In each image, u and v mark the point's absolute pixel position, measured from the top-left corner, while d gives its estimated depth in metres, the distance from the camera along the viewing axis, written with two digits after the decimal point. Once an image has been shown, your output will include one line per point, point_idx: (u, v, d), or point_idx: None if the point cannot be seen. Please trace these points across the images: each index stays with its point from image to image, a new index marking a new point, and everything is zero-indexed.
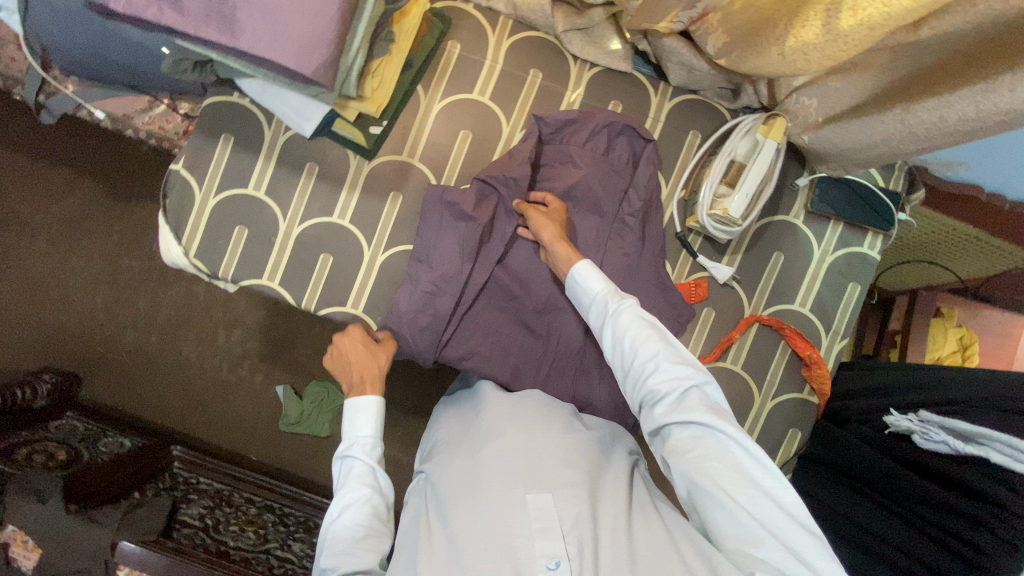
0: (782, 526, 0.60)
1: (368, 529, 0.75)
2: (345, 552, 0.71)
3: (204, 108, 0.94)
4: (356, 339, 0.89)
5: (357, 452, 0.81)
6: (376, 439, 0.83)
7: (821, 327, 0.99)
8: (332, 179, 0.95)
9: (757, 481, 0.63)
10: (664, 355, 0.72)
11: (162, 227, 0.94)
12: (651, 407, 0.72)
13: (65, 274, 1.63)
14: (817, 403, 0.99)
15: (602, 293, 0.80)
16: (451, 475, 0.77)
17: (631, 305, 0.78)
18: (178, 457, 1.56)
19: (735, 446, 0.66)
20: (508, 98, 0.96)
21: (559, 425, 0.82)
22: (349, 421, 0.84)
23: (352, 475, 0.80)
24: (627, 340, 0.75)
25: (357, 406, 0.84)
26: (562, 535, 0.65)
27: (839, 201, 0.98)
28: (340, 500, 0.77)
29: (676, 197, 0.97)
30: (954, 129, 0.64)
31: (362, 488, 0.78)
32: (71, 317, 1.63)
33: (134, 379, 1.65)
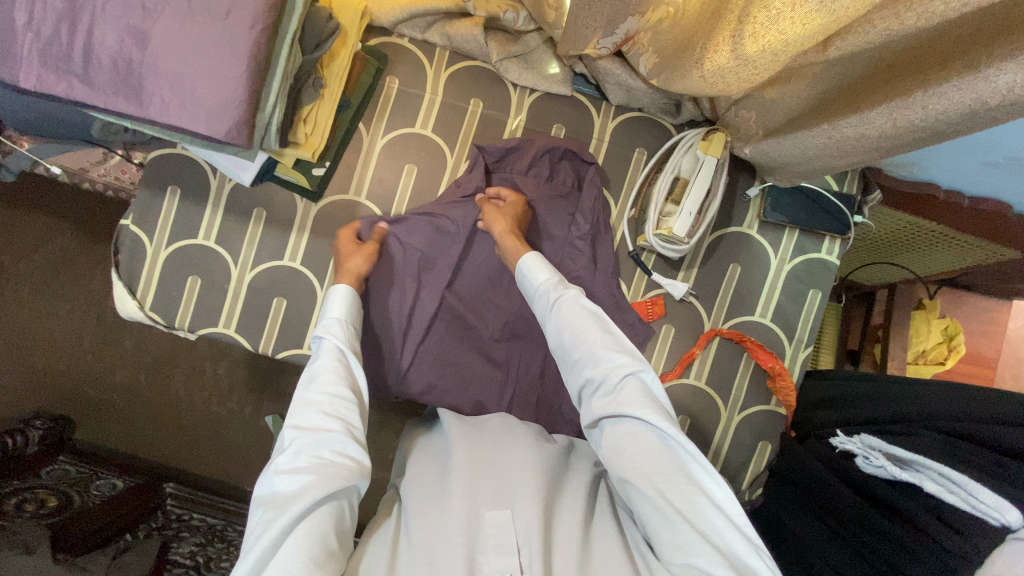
0: (714, 524, 0.57)
1: (336, 396, 0.71)
2: (312, 416, 0.68)
3: (149, 161, 0.95)
4: (348, 241, 0.91)
5: (327, 332, 0.79)
6: (346, 322, 0.81)
7: (783, 337, 0.97)
8: (280, 222, 0.95)
9: (690, 479, 0.61)
10: (601, 343, 0.71)
11: (115, 282, 0.95)
12: (590, 398, 0.71)
13: (47, 321, 1.65)
14: (784, 414, 0.97)
15: (547, 283, 0.80)
16: (412, 496, 0.75)
17: (573, 294, 0.78)
18: (171, 493, 1.52)
19: (671, 439, 0.63)
20: (450, 129, 0.95)
21: (520, 440, 0.81)
22: (324, 309, 0.83)
23: (322, 352, 0.77)
24: (567, 329, 0.74)
25: (333, 294, 0.84)
26: (516, 549, 0.64)
27: (793, 209, 0.96)
28: (307, 375, 0.74)
29: (626, 216, 0.95)
30: (878, 143, 0.63)
31: (330, 360, 0.75)
32: (58, 362, 1.65)
33: (124, 418, 1.67)
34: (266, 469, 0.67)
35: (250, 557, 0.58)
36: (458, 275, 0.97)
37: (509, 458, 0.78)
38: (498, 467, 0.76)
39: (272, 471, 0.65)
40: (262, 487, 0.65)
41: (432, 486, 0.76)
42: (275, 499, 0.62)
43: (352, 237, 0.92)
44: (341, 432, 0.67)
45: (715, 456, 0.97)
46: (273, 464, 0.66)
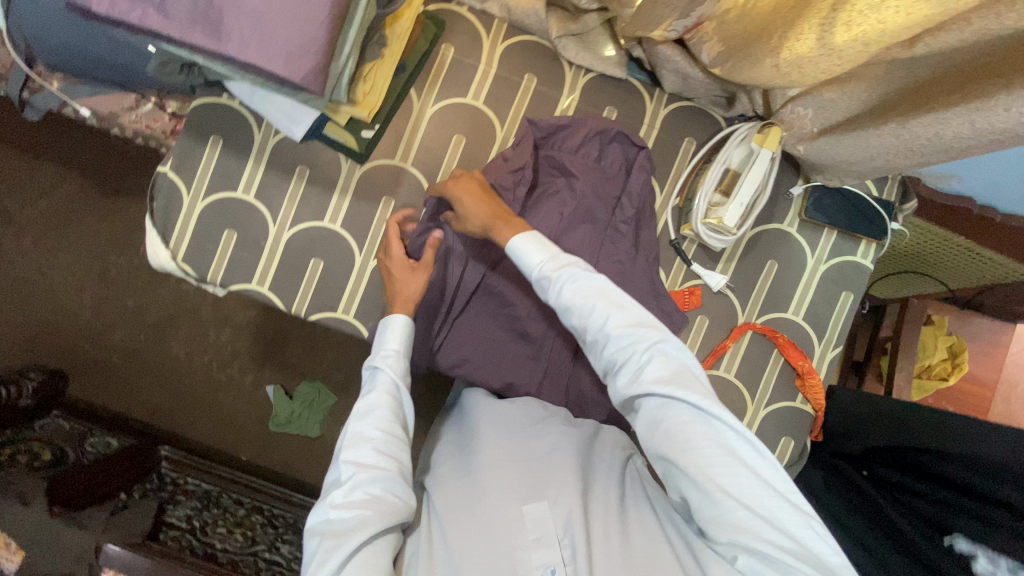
0: (759, 497, 0.58)
1: (390, 434, 0.71)
2: (367, 453, 0.68)
3: (193, 109, 0.93)
4: (396, 262, 0.88)
5: (383, 364, 0.78)
6: (403, 356, 0.81)
7: (814, 336, 0.99)
8: (323, 182, 0.94)
9: (727, 448, 0.60)
10: (614, 323, 0.68)
11: (149, 230, 0.93)
12: (614, 376, 0.69)
13: (52, 273, 1.60)
14: (810, 411, 0.99)
15: (541, 258, 0.74)
16: (440, 490, 0.73)
17: (572, 271, 0.72)
18: (166, 458, 1.49)
19: (702, 411, 0.62)
20: (501, 102, 0.95)
21: (540, 428, 0.79)
22: (378, 337, 0.83)
23: (374, 384, 0.77)
24: (575, 309, 0.70)
25: (389, 323, 0.83)
26: (557, 540, 0.64)
27: (832, 210, 0.97)
28: (362, 404, 0.74)
29: (670, 204, 0.96)
30: (949, 144, 0.64)
31: (385, 395, 0.75)
32: (59, 315, 1.60)
33: (121, 376, 1.60)
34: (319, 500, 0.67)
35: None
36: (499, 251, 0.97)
37: (537, 445, 0.76)
38: (529, 454, 0.74)
39: (325, 501, 0.65)
40: (317, 519, 0.65)
41: (462, 468, 0.75)
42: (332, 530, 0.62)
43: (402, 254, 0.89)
44: (395, 473, 0.67)
45: None
46: (328, 496, 0.66)
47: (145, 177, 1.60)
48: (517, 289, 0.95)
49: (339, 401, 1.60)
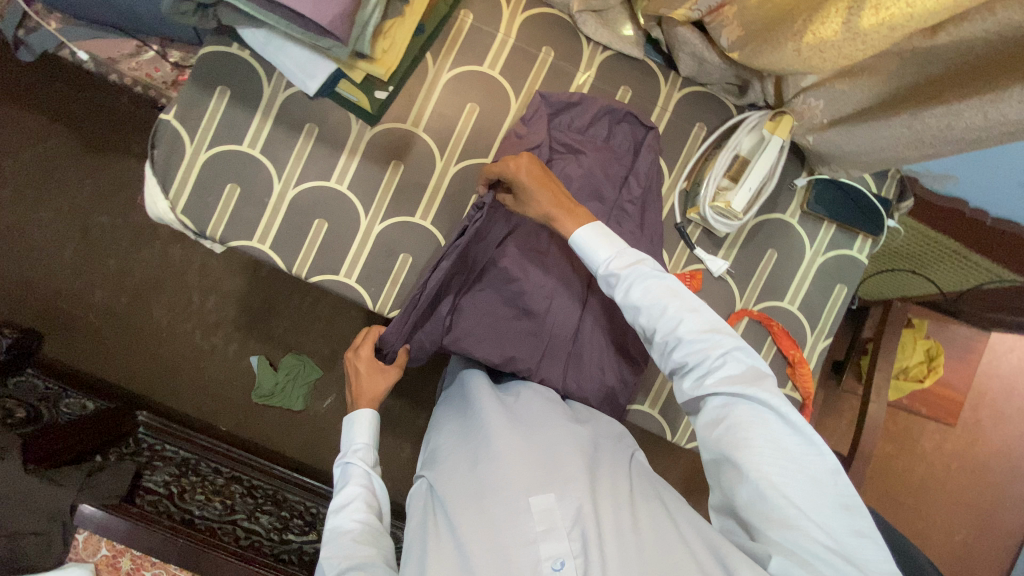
0: (810, 499, 0.57)
1: (366, 524, 0.73)
2: (345, 545, 0.69)
3: (201, 57, 0.91)
4: (363, 366, 0.90)
5: (354, 457, 0.81)
6: (372, 447, 0.83)
7: (807, 326, 1.01)
8: (331, 142, 0.92)
9: (790, 451, 0.59)
10: (687, 325, 0.67)
11: (149, 179, 0.91)
12: (680, 375, 0.68)
13: (32, 224, 1.53)
14: (799, 400, 1.01)
15: (611, 255, 0.73)
16: (446, 479, 0.71)
17: (646, 270, 0.71)
18: (143, 423, 1.47)
19: (768, 414, 0.61)
20: (517, 74, 0.94)
21: (547, 421, 0.76)
22: (344, 431, 0.85)
23: (347, 479, 0.79)
24: (645, 308, 0.69)
25: (355, 417, 0.86)
26: (566, 532, 0.61)
27: (833, 204, 0.99)
28: (337, 503, 0.76)
29: (677, 188, 0.98)
30: (960, 137, 0.66)
31: (359, 487, 0.77)
32: (37, 271, 1.53)
33: (99, 338, 1.55)
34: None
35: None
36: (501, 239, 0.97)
37: (546, 435, 0.73)
38: (537, 444, 0.71)
39: None
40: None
41: (473, 454, 0.72)
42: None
43: (371, 355, 0.90)
44: (376, 557, 0.68)
45: None
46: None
47: (136, 131, 1.55)
48: (519, 269, 0.94)
49: (325, 374, 1.57)
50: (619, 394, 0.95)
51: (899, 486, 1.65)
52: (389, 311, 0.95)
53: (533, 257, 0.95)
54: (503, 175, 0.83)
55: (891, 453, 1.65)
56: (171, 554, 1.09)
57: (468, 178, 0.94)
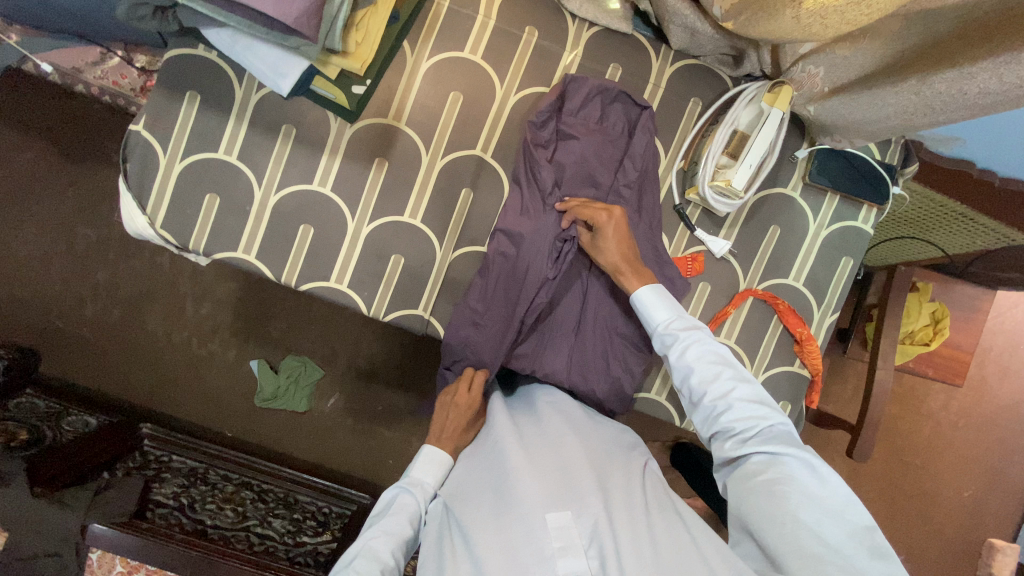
0: (846, 546, 0.57)
1: None
2: None
3: (166, 62, 0.86)
4: (462, 415, 0.82)
5: (413, 493, 0.74)
6: (434, 489, 0.76)
7: (813, 302, 0.99)
8: (311, 142, 0.88)
9: (828, 505, 0.60)
10: (739, 393, 0.70)
11: (123, 194, 0.87)
12: (725, 440, 0.69)
13: (15, 243, 1.49)
14: (807, 376, 1.00)
15: (668, 320, 0.77)
16: (461, 499, 0.70)
17: (701, 337, 0.74)
18: (147, 435, 1.42)
19: (810, 474, 0.63)
20: (501, 57, 0.89)
21: (559, 432, 0.74)
22: (419, 458, 0.78)
23: (397, 506, 0.73)
24: (699, 370, 0.72)
25: (431, 454, 0.77)
26: (583, 549, 0.60)
27: (836, 173, 0.96)
28: (385, 525, 0.71)
29: (675, 167, 0.94)
30: (972, 101, 0.62)
31: (410, 526, 0.71)
32: (26, 290, 1.50)
33: (95, 354, 1.53)
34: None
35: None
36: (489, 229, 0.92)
37: (559, 448, 0.71)
38: (550, 458, 0.69)
39: None
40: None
41: (485, 473, 0.70)
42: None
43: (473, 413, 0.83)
44: None
45: None
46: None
47: (112, 139, 1.50)
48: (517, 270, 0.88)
49: (327, 374, 1.56)
50: (627, 382, 0.92)
51: (908, 447, 1.65)
52: (384, 314, 0.92)
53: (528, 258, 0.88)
54: (593, 222, 0.84)
55: (899, 415, 1.64)
56: (185, 567, 1.09)
57: (456, 171, 0.90)
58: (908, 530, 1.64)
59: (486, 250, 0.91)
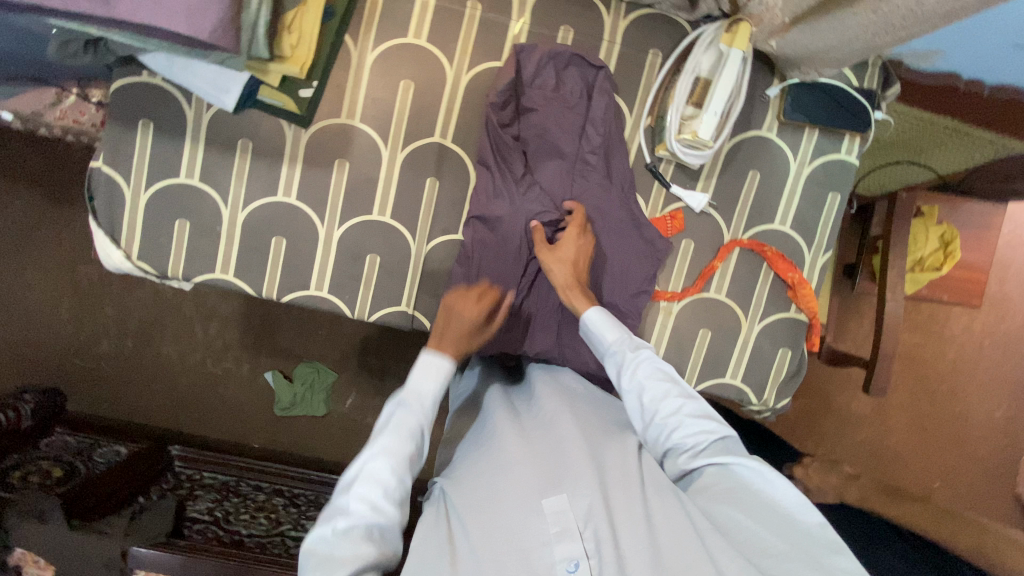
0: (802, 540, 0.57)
1: (370, 510, 0.60)
2: (338, 535, 0.58)
3: (114, 94, 0.85)
4: (468, 319, 0.78)
5: (409, 404, 0.70)
6: (434, 399, 0.72)
7: (803, 244, 0.96)
8: (269, 154, 0.87)
9: (779, 506, 0.60)
10: (687, 408, 0.69)
11: (96, 232, 0.88)
12: (676, 459, 0.68)
13: (21, 290, 1.53)
14: (805, 320, 0.97)
15: (617, 339, 0.76)
16: (456, 484, 0.67)
17: (648, 354, 0.74)
18: (177, 456, 1.48)
19: (762, 480, 0.62)
20: (447, 37, 0.86)
21: (554, 414, 0.73)
22: (415, 370, 0.73)
23: (394, 423, 0.68)
24: (647, 388, 0.71)
25: (430, 361, 0.74)
26: (578, 533, 0.59)
27: (814, 106, 0.91)
28: (382, 438, 0.66)
29: (642, 125, 0.91)
30: (932, 12, 0.58)
31: (413, 442, 0.67)
32: (40, 332, 1.54)
33: (116, 385, 1.57)
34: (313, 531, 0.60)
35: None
36: (463, 217, 0.90)
37: (554, 433, 0.71)
38: (545, 444, 0.69)
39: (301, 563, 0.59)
40: (310, 545, 0.59)
41: (475, 465, 0.69)
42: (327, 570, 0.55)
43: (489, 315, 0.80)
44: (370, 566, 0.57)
45: (736, 366, 0.97)
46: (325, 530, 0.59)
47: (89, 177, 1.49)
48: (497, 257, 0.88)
49: (338, 376, 1.58)
50: None
51: (932, 374, 1.61)
52: (369, 315, 0.92)
53: (505, 244, 0.88)
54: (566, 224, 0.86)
55: (919, 343, 1.60)
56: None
57: (418, 162, 0.89)
58: (940, 458, 1.62)
59: (461, 237, 0.90)
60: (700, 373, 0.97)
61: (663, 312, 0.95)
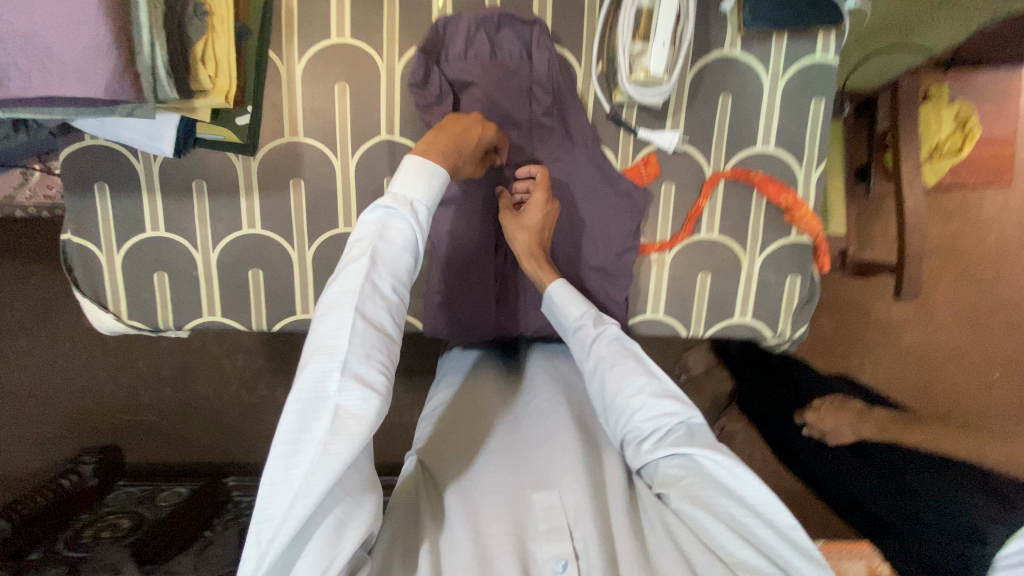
0: (772, 546, 0.56)
1: (371, 332, 0.54)
2: (347, 355, 0.52)
3: (64, 163, 0.85)
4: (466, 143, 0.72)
5: (402, 209, 0.60)
6: (430, 207, 0.62)
7: (793, 161, 0.89)
8: (224, 189, 0.86)
9: (743, 499, 0.59)
10: (649, 388, 0.67)
11: (83, 301, 0.89)
12: (637, 443, 0.66)
13: (43, 361, 1.44)
14: (811, 242, 0.91)
15: (581, 316, 0.75)
16: (445, 471, 0.68)
17: (612, 332, 0.73)
18: (234, 487, 1.41)
19: (727, 470, 0.60)
20: (371, 28, 0.82)
21: (554, 408, 0.73)
22: (402, 170, 0.62)
23: (386, 229, 0.59)
24: (611, 370, 0.69)
25: (416, 163, 0.62)
26: (568, 532, 0.58)
27: (775, 8, 0.82)
28: (379, 253, 0.57)
29: (594, 73, 0.85)
30: None
31: (407, 253, 0.58)
32: (64, 396, 1.44)
33: (159, 431, 1.47)
34: (307, 367, 0.52)
35: (297, 483, 0.49)
36: None
37: (550, 430, 0.70)
38: (537, 444, 0.69)
39: (299, 387, 0.52)
40: (308, 371, 0.52)
41: (461, 458, 0.70)
42: (338, 418, 0.51)
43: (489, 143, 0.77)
44: (386, 391, 0.53)
45: (744, 304, 0.92)
46: (324, 364, 0.52)
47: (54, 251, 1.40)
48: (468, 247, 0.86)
49: None
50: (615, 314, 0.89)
51: (973, 264, 1.50)
52: None
53: (473, 230, 0.86)
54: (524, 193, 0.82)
55: (953, 234, 1.49)
56: None
57: (373, 163, 0.86)
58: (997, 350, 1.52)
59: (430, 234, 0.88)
60: (707, 318, 0.93)
61: (655, 264, 0.91)
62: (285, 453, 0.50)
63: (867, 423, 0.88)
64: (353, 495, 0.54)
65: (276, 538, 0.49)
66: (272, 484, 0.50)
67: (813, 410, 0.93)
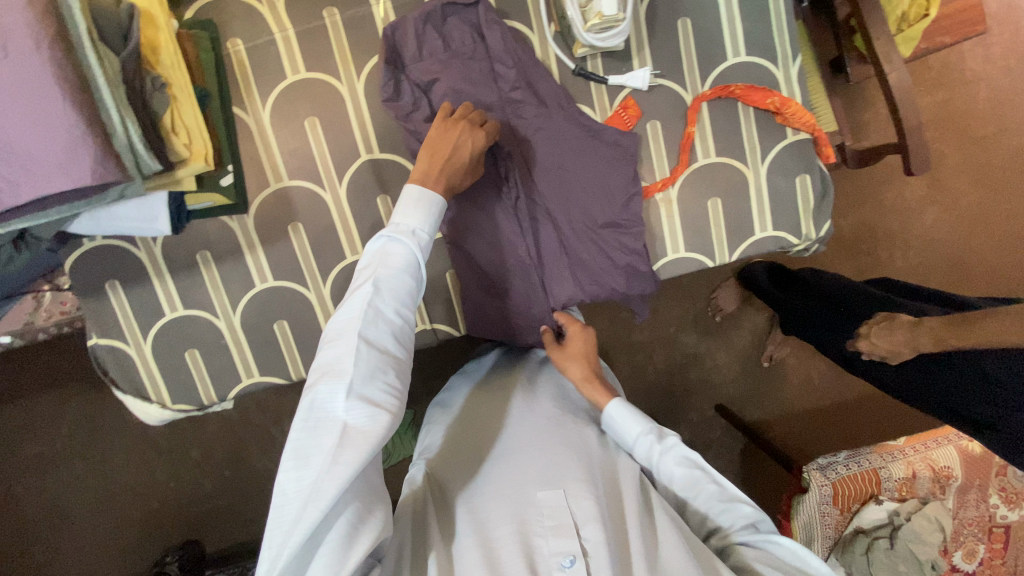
0: None
1: (379, 356, 0.55)
2: (352, 379, 0.53)
3: (71, 272, 0.86)
4: (456, 161, 0.69)
5: (400, 235, 0.61)
6: (430, 234, 0.63)
7: (769, 64, 0.87)
8: (228, 251, 0.87)
9: None
10: (722, 497, 0.65)
11: (127, 399, 0.90)
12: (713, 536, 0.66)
13: (97, 481, 1.42)
14: (810, 137, 0.89)
15: (642, 435, 0.70)
16: (454, 481, 0.68)
17: (676, 445, 0.69)
18: None
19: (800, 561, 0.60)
20: (322, 57, 0.82)
21: (558, 416, 0.74)
22: (401, 200, 0.63)
23: (387, 256, 0.60)
24: (679, 481, 0.67)
25: (414, 193, 0.63)
26: (574, 530, 0.58)
27: None
28: (381, 281, 0.58)
29: (549, 35, 0.85)
30: None
31: (408, 277, 0.59)
32: (128, 506, 1.43)
33: (229, 514, 1.45)
34: (316, 386, 0.53)
35: (306, 491, 0.49)
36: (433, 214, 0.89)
37: (567, 436, 0.70)
38: (551, 440, 0.69)
39: (309, 406, 0.53)
40: (316, 392, 0.53)
41: (468, 466, 0.69)
42: (346, 435, 0.51)
43: (485, 145, 0.72)
44: (396, 415, 0.53)
45: (761, 216, 0.91)
46: (332, 386, 0.53)
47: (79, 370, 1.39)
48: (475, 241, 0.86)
49: None
50: (639, 261, 0.87)
51: (975, 124, 1.45)
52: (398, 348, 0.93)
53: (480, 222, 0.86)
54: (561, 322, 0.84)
55: (947, 99, 1.45)
56: None
57: (361, 185, 0.86)
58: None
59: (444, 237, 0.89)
60: (728, 241, 0.91)
61: (664, 203, 0.90)
62: (295, 466, 0.51)
63: (920, 334, 0.81)
64: (363, 501, 0.53)
65: (288, 543, 0.48)
66: (283, 492, 0.50)
67: (864, 337, 0.88)
